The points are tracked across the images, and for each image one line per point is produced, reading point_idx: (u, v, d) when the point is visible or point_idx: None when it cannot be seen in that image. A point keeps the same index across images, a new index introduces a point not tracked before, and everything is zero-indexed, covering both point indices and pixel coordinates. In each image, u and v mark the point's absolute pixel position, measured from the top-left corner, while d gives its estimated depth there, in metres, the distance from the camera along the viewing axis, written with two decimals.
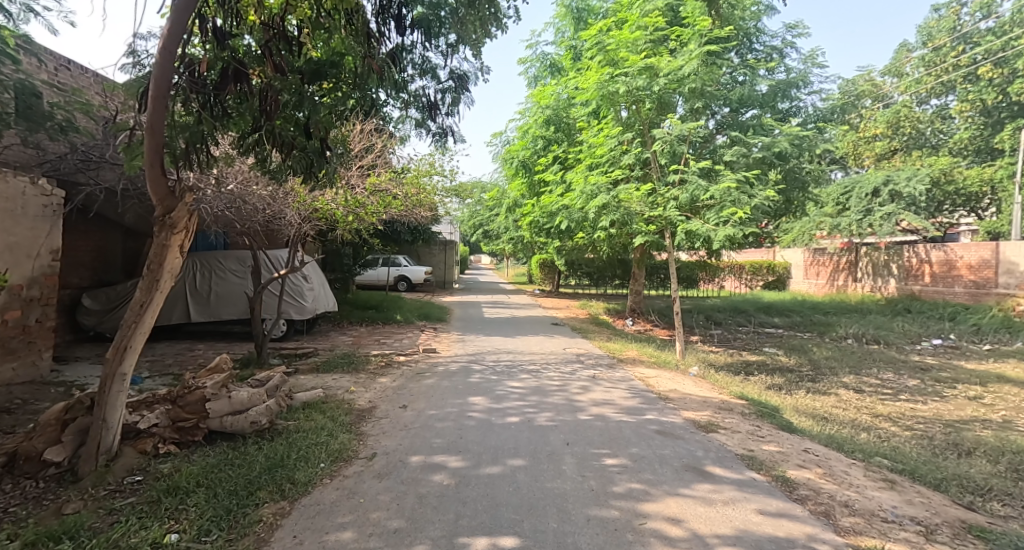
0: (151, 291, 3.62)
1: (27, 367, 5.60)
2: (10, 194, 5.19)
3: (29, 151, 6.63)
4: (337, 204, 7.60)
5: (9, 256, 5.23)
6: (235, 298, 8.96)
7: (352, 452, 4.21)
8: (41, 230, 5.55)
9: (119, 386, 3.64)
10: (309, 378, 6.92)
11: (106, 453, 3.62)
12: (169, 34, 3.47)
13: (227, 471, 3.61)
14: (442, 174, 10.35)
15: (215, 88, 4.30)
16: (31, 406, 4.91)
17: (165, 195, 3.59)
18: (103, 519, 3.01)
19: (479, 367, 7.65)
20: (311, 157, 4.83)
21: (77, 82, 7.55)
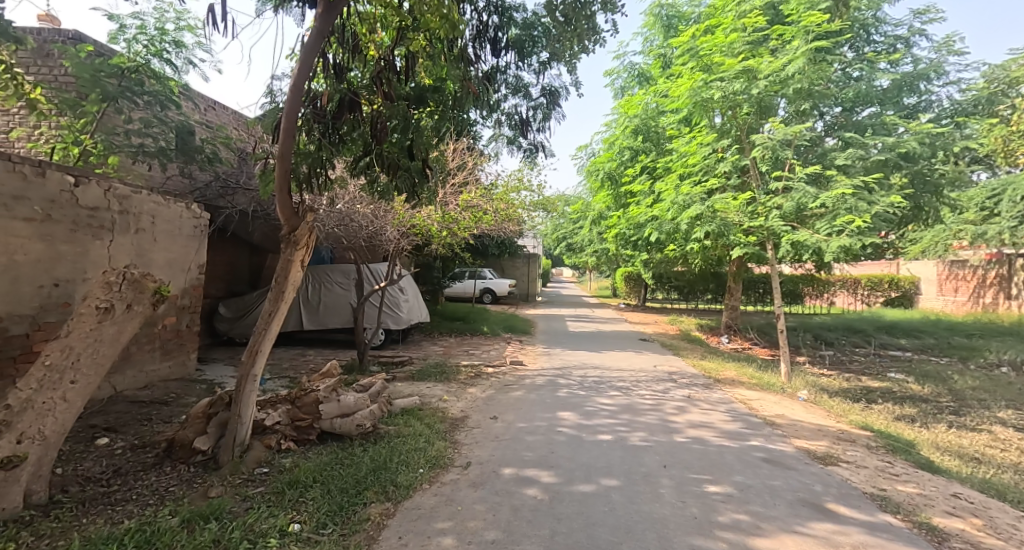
0: (277, 302, 4.06)
1: (178, 366, 6.43)
2: (173, 217, 6.02)
3: (184, 181, 7.74)
4: (432, 220, 8.01)
5: (170, 270, 6.08)
6: (340, 308, 9.71)
7: (448, 460, 4.38)
8: (192, 248, 6.42)
9: (251, 386, 4.07)
10: (406, 385, 7.31)
11: (240, 445, 4.06)
12: (297, 73, 3.94)
13: (338, 470, 3.90)
14: (529, 188, 10.58)
15: (334, 118, 4.78)
16: (182, 400, 5.65)
17: (290, 216, 4.06)
18: (239, 505, 3.37)
19: (566, 382, 7.63)
20: (414, 177, 5.16)
21: (220, 118, 8.70)
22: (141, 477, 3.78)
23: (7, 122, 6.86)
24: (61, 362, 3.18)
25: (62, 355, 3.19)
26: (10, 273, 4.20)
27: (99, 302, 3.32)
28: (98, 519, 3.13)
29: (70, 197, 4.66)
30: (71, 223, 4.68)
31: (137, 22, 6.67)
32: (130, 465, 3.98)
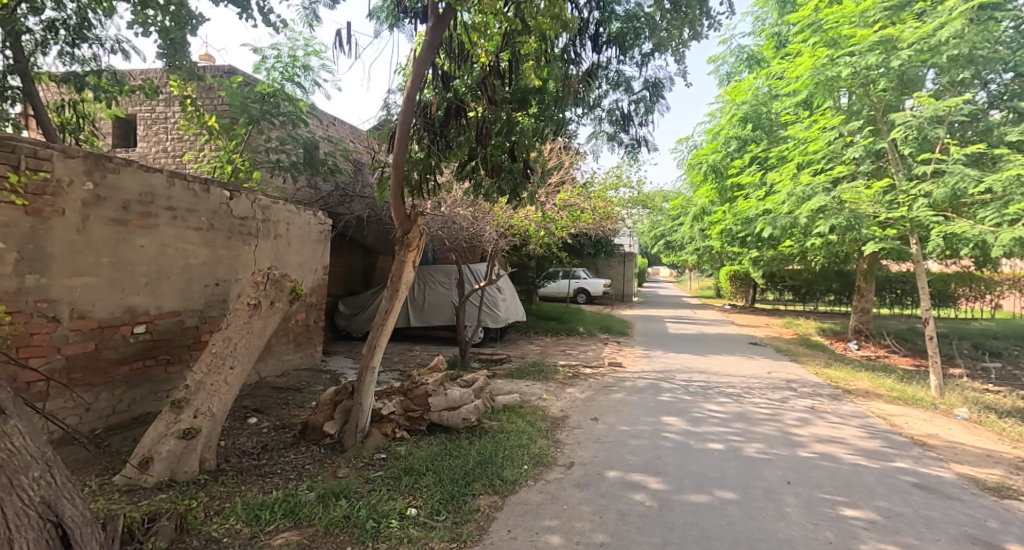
0: (392, 300, 4.33)
1: (307, 356, 7.11)
2: (304, 224, 6.68)
3: (310, 191, 8.57)
4: (530, 220, 8.07)
5: (302, 271, 6.74)
6: (442, 306, 10.15)
7: (551, 458, 4.40)
8: (318, 251, 7.07)
9: (370, 378, 4.38)
10: (505, 382, 7.45)
11: (361, 431, 4.40)
12: (410, 86, 4.19)
13: (448, 461, 4.07)
14: (627, 185, 10.30)
15: (442, 126, 5.02)
16: (310, 388, 6.24)
17: (403, 220, 4.32)
18: (363, 486, 3.64)
19: (670, 386, 7.33)
20: (517, 179, 5.18)
21: (339, 133, 9.53)
22: (282, 454, 4.23)
23: (180, 148, 7.98)
24: (223, 350, 3.76)
25: (224, 344, 3.77)
26: (186, 274, 4.90)
27: (250, 299, 3.88)
28: (252, 487, 3.56)
29: (227, 208, 5.33)
30: (228, 231, 5.35)
31: (275, 50, 7.60)
32: (274, 443, 4.47)
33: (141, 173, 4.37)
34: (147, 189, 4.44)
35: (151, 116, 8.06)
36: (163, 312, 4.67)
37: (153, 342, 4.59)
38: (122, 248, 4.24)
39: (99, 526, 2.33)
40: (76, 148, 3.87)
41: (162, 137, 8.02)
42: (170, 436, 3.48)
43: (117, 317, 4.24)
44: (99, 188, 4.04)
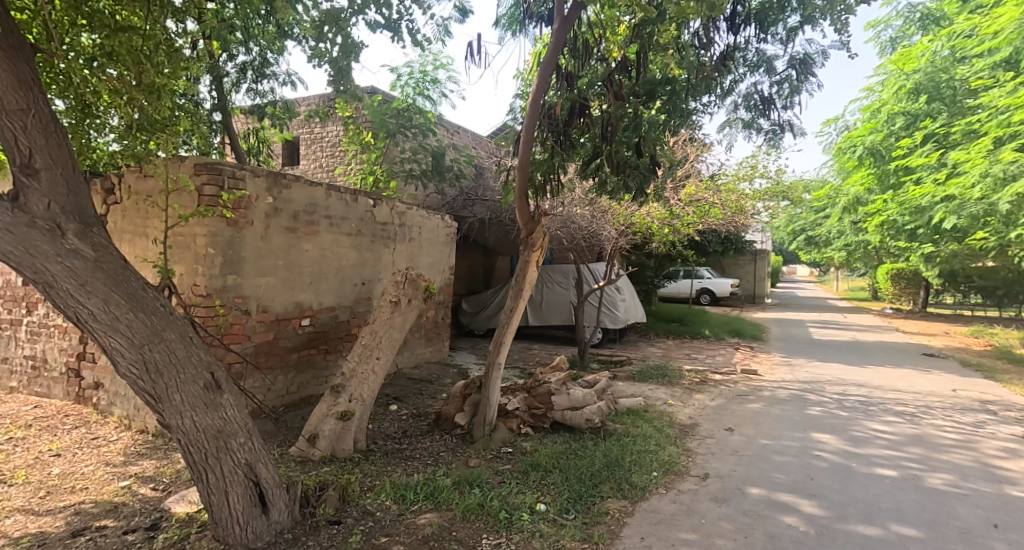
0: (517, 298, 4.42)
1: (436, 351, 7.55)
2: (434, 228, 7.12)
3: (437, 196, 9.12)
4: (652, 218, 7.68)
5: (432, 271, 7.18)
6: (560, 306, 10.17)
7: (682, 467, 4.18)
8: (446, 253, 7.48)
9: (496, 374, 4.52)
10: (627, 385, 7.25)
11: (489, 425, 4.55)
12: (537, 88, 4.25)
13: (574, 460, 4.06)
14: (764, 174, 9.49)
15: (566, 125, 5.03)
16: (439, 380, 6.62)
17: (528, 220, 4.40)
18: (493, 477, 3.77)
19: (818, 398, 6.58)
20: (643, 174, 4.82)
21: (463, 141, 10.04)
22: (419, 440, 4.54)
23: (332, 163, 8.96)
24: (372, 342, 4.16)
25: (372, 337, 4.16)
26: (340, 274, 5.47)
27: (392, 297, 4.27)
28: (396, 468, 3.86)
29: (371, 215, 5.86)
30: (372, 236, 5.87)
31: (408, 67, 8.19)
32: (412, 429, 4.81)
33: (307, 186, 4.97)
34: (311, 201, 5.03)
35: (310, 136, 9.14)
36: (322, 307, 5.27)
37: (314, 333, 5.19)
38: (293, 252, 4.87)
39: (284, 486, 2.90)
40: (261, 168, 4.52)
41: (318, 154, 9.07)
42: (331, 417, 3.93)
43: (289, 311, 4.87)
44: (277, 202, 4.68)
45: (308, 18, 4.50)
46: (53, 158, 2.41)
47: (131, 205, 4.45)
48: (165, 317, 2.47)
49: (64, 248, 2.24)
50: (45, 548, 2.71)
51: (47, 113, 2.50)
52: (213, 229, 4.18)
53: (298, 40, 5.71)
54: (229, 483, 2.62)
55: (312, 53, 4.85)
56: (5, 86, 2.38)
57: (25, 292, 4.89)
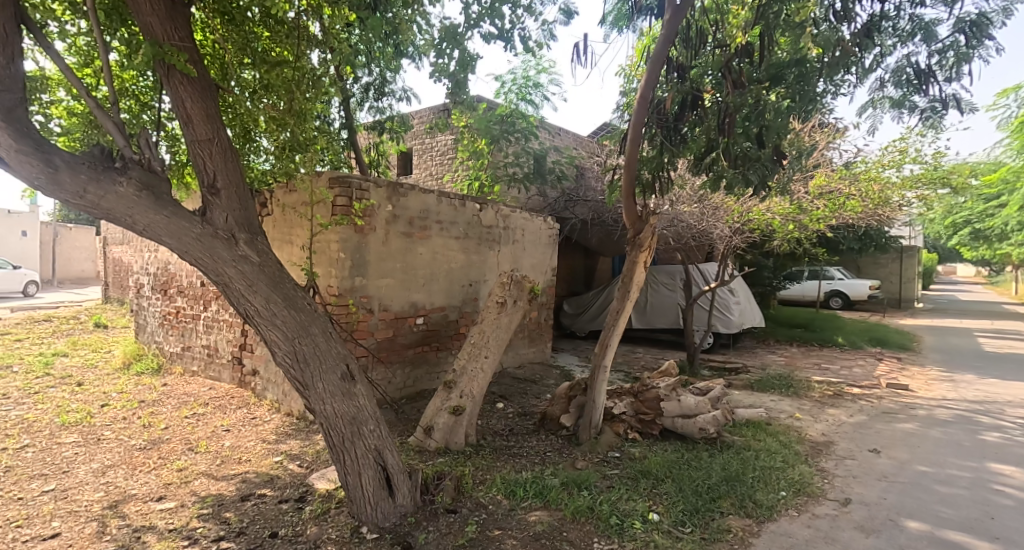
0: (623, 300, 4.35)
1: (539, 352, 7.64)
2: (537, 230, 7.20)
3: (540, 199, 9.23)
4: (774, 213, 7.17)
5: (534, 273, 7.26)
6: (666, 308, 9.78)
7: (815, 488, 3.83)
8: (547, 254, 7.53)
9: (602, 376, 4.46)
10: (745, 395, 6.78)
11: (595, 428, 4.51)
12: (647, 82, 4.13)
13: (688, 471, 3.89)
14: (915, 159, 8.32)
15: (676, 120, 4.84)
16: (544, 381, 6.68)
17: (635, 220, 4.31)
18: (602, 481, 3.73)
19: (989, 422, 5.65)
20: (766, 167, 4.42)
21: (565, 142, 10.05)
22: (525, 439, 4.62)
23: (441, 171, 9.43)
24: (480, 341, 4.32)
25: (480, 336, 4.33)
26: (449, 276, 5.73)
27: (498, 298, 4.41)
28: (506, 464, 3.98)
29: (477, 219, 6.08)
30: (478, 239, 6.09)
31: (511, 73, 8.36)
32: (518, 428, 4.92)
33: (421, 194, 5.29)
34: (423, 208, 5.34)
35: (422, 146, 9.71)
36: (434, 307, 5.56)
37: (428, 331, 5.50)
38: (409, 256, 5.21)
39: (407, 473, 3.11)
40: (382, 179, 4.89)
41: (429, 163, 9.60)
42: (444, 411, 4.14)
43: (405, 310, 5.21)
44: (395, 209, 5.04)
45: (432, 38, 4.96)
46: (230, 179, 2.83)
47: (279, 216, 5.06)
48: (310, 314, 2.81)
49: (238, 254, 2.67)
50: (222, 510, 3.20)
51: (227, 141, 2.93)
52: (343, 236, 4.61)
53: (412, 58, 6.11)
54: (361, 465, 2.88)
55: (432, 69, 5.16)
56: (198, 119, 2.85)
57: (200, 292, 5.75)
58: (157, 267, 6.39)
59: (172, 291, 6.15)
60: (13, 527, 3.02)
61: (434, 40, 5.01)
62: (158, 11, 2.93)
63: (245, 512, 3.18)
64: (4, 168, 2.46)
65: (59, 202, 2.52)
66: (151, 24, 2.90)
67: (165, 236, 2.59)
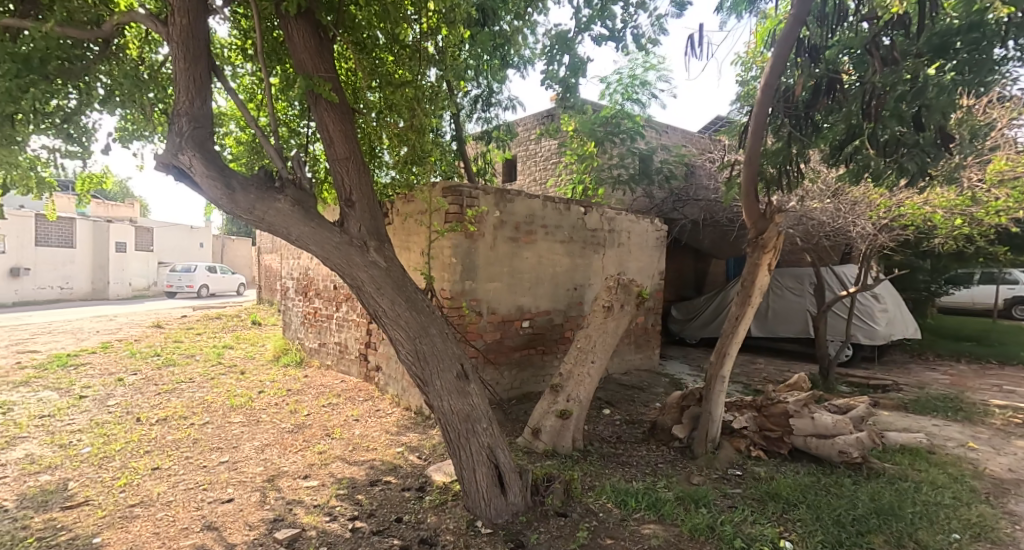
0: (743, 306, 4.07)
1: (647, 358, 7.39)
2: (643, 232, 6.99)
3: (647, 200, 8.95)
4: (933, 206, 6.28)
5: (641, 277, 7.04)
6: (793, 315, 8.95)
7: (992, 530, 3.27)
8: (655, 257, 7.27)
9: (720, 387, 4.20)
10: (898, 417, 5.97)
11: (712, 441, 4.26)
12: (772, 68, 3.79)
13: (827, 498, 3.51)
14: None
15: (807, 108, 4.43)
16: (654, 389, 6.44)
17: (757, 218, 4.03)
18: (723, 500, 3.50)
19: None
20: (927, 152, 3.74)
21: (673, 140, 9.66)
22: (636, 448, 4.50)
23: (544, 175, 9.52)
24: (587, 345, 4.28)
25: (587, 340, 4.29)
26: (554, 280, 5.76)
27: (605, 302, 4.36)
28: (616, 473, 3.90)
29: (582, 222, 6.05)
30: (583, 242, 6.06)
31: (617, 74, 8.21)
32: (627, 436, 4.80)
33: (527, 200, 5.38)
34: (530, 213, 5.43)
35: (526, 153, 9.89)
36: (540, 310, 5.62)
37: (534, 334, 5.57)
38: (515, 260, 5.32)
39: (518, 472, 3.18)
40: (491, 187, 5.06)
41: (532, 169, 9.74)
42: (551, 414, 4.15)
43: (512, 313, 5.32)
44: (502, 214, 5.17)
45: (544, 46, 4.99)
46: (364, 193, 3.12)
47: (400, 223, 5.47)
48: (429, 315, 3.01)
49: (369, 260, 2.93)
50: (354, 492, 3.51)
51: (362, 159, 3.23)
52: (455, 242, 4.84)
53: (517, 67, 6.27)
54: (476, 462, 3.00)
55: (544, 76, 5.22)
56: (339, 140, 3.18)
57: (333, 294, 6.35)
58: (299, 273, 7.18)
59: (311, 293, 6.86)
60: (199, 490, 3.57)
61: (546, 47, 5.04)
62: (308, 47, 3.31)
63: (374, 496, 3.46)
64: (195, 193, 2.93)
65: (235, 218, 2.95)
66: (303, 59, 3.29)
67: (311, 245, 2.91)
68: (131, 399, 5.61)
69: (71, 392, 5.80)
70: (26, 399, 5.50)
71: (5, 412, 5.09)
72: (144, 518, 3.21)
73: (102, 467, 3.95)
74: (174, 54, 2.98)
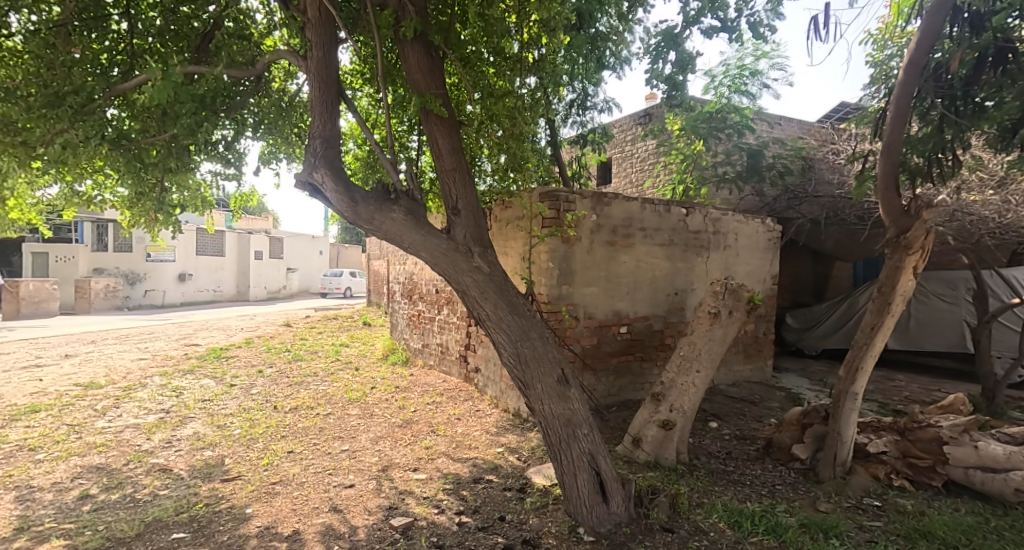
0: (880, 314, 3.68)
1: (758, 370, 6.90)
2: (752, 234, 6.54)
3: (756, 199, 8.38)
4: None
5: (750, 281, 6.59)
6: (945, 326, 7.88)
7: None
8: (766, 261, 6.78)
9: (851, 405, 3.82)
10: None
11: (842, 465, 3.89)
12: (920, 42, 3.33)
13: (994, 542, 3.03)
14: None
15: (965, 84, 3.95)
16: (767, 403, 5.99)
17: (898, 214, 3.63)
18: (858, 533, 3.17)
19: None
20: None
21: (786, 133, 8.96)
22: (750, 466, 4.23)
23: (642, 177, 9.27)
24: (690, 353, 4.10)
25: (690, 348, 4.11)
26: (653, 284, 5.58)
27: (710, 308, 4.16)
28: (729, 492, 3.69)
29: (684, 224, 5.80)
30: (684, 245, 5.80)
31: (723, 66, 7.79)
32: (738, 452, 4.52)
33: (625, 203, 5.29)
34: (627, 215, 5.32)
35: (622, 154, 9.70)
36: (638, 316, 5.48)
37: (632, 340, 5.44)
38: (612, 264, 5.24)
39: (620, 482, 3.13)
40: (587, 190, 5.03)
41: (629, 171, 9.53)
42: (653, 424, 4.04)
43: (609, 319, 5.25)
44: (599, 218, 5.12)
45: (648, 44, 4.88)
46: (469, 202, 3.26)
47: (499, 229, 5.63)
48: (531, 319, 3.08)
49: (473, 265, 3.06)
50: (461, 489, 3.66)
51: (468, 170, 3.39)
52: (552, 247, 4.88)
53: (614, 68, 6.17)
54: (577, 468, 3.01)
55: (648, 75, 5.09)
56: (446, 152, 3.36)
57: (436, 297, 6.67)
58: (405, 277, 7.61)
59: (416, 296, 7.25)
60: (327, 474, 3.94)
61: (650, 45, 4.93)
62: (422, 67, 3.54)
63: (478, 493, 3.59)
64: (326, 207, 3.26)
65: (357, 229, 3.23)
66: (416, 78, 3.51)
67: (422, 251, 3.09)
68: (270, 389, 6.31)
69: (224, 380, 6.67)
70: (191, 385, 6.42)
71: (177, 395, 5.97)
72: (284, 495, 3.61)
73: (249, 447, 4.50)
74: (312, 83, 3.35)
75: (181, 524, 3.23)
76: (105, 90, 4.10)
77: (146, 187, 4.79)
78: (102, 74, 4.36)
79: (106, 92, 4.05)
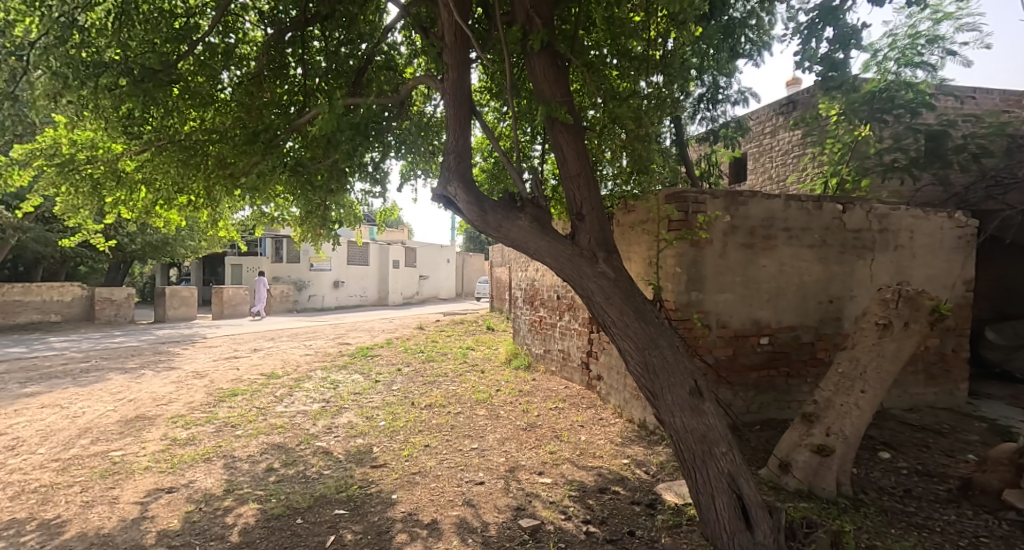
0: None
1: (946, 394, 5.74)
2: (933, 231, 5.50)
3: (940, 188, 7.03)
4: None
5: (932, 287, 5.53)
6: None
7: None
8: (956, 262, 5.64)
9: None
10: None
11: None
12: None
13: None
14: None
15: None
16: (961, 435, 4.94)
17: None
18: None
19: None
20: None
21: (981, 106, 7.41)
22: (940, 510, 3.53)
23: (785, 171, 8.36)
24: (851, 371, 3.56)
25: (852, 365, 3.58)
26: (802, 292, 4.97)
27: (878, 318, 3.57)
28: (911, 537, 3.11)
29: (841, 222, 5.08)
30: (841, 246, 5.08)
31: (890, 37, 6.72)
32: (922, 491, 3.79)
33: (765, 200, 4.80)
34: (768, 215, 4.83)
35: (760, 148, 8.85)
36: (783, 326, 4.92)
37: (776, 353, 4.90)
38: (751, 269, 4.78)
39: (768, 509, 2.81)
40: (719, 190, 4.67)
41: (769, 166, 8.66)
42: (805, 449, 3.57)
43: (747, 328, 4.79)
44: (735, 219, 4.72)
45: (799, 22, 4.39)
46: (594, 207, 3.24)
47: (622, 234, 5.48)
48: (658, 327, 2.95)
49: (598, 270, 3.02)
50: (583, 497, 3.62)
51: (592, 175, 3.37)
52: (679, 250, 4.62)
53: (749, 56, 5.68)
54: (715, 488, 2.78)
55: (799, 57, 4.58)
56: (571, 158, 3.37)
57: (558, 303, 6.71)
58: (527, 283, 7.79)
59: (537, 302, 7.37)
60: (458, 470, 4.17)
61: (801, 24, 4.44)
62: (548, 77, 3.60)
63: (604, 504, 3.51)
64: (456, 218, 3.46)
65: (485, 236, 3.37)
66: (542, 87, 3.59)
67: (546, 257, 3.13)
68: (408, 386, 6.90)
69: (370, 376, 7.46)
70: (345, 379, 7.29)
71: (334, 387, 6.84)
72: (422, 485, 3.91)
73: (392, 438, 4.96)
74: (447, 104, 3.62)
75: (342, 501, 3.67)
76: (288, 126, 4.84)
77: (315, 207, 5.59)
78: (284, 113, 5.16)
79: (287, 128, 4.81)
